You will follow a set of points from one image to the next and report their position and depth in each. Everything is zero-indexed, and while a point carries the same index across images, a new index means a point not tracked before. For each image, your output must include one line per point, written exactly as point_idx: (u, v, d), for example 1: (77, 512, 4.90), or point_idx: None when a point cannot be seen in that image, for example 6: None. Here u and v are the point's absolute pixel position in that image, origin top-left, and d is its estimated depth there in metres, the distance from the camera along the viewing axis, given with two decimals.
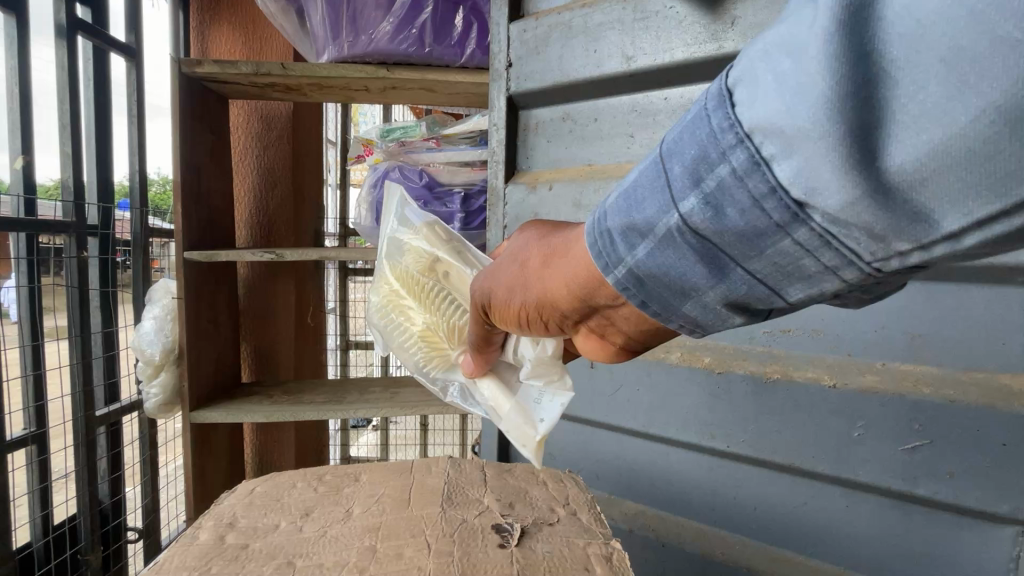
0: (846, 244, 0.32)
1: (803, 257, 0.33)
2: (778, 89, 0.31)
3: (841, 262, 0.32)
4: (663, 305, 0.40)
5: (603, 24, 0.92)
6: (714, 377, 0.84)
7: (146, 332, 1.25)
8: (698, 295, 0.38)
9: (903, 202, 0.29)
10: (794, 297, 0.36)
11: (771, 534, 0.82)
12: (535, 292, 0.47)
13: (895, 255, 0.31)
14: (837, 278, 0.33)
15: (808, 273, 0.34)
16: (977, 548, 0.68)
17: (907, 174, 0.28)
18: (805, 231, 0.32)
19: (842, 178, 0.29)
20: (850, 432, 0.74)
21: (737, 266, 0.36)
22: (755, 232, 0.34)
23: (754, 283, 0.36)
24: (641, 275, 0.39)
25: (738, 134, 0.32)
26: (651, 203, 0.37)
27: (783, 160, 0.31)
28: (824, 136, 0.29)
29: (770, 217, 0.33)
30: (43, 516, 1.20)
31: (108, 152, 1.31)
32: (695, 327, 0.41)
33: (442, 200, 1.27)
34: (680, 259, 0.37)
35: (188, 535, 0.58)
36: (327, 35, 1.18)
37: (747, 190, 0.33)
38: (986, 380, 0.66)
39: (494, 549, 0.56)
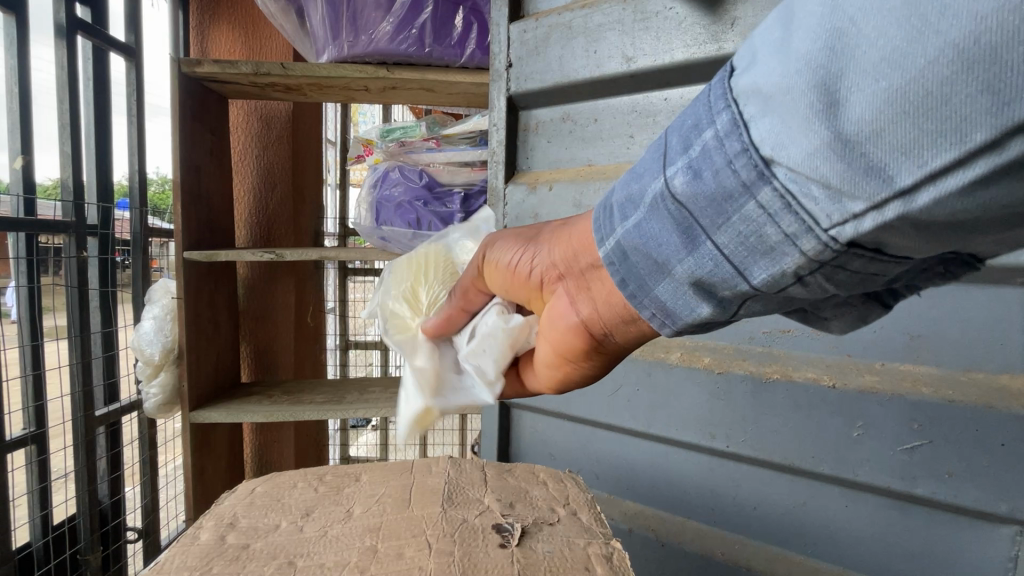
0: (806, 207, 0.33)
1: (766, 223, 0.35)
2: (764, 56, 0.34)
3: (800, 229, 0.34)
4: (639, 284, 0.41)
5: (603, 24, 0.92)
6: (714, 377, 0.84)
7: (146, 332, 1.25)
8: (670, 272, 0.40)
9: (858, 155, 0.30)
10: (759, 278, 0.37)
11: (770, 534, 0.82)
12: (540, 243, 0.49)
13: (851, 219, 0.31)
14: (798, 250, 0.34)
15: (771, 244, 0.35)
16: (975, 548, 0.68)
17: (864, 125, 0.29)
18: (768, 192, 0.34)
19: (804, 131, 0.31)
20: (849, 432, 0.74)
21: (706, 237, 0.37)
22: (724, 193, 0.36)
23: (721, 259, 0.37)
24: (624, 247, 0.41)
25: (727, 99, 0.35)
26: (645, 174, 0.40)
27: (759, 120, 0.34)
28: (792, 90, 0.31)
29: (740, 176, 0.35)
30: (42, 516, 1.20)
31: (107, 152, 1.31)
32: (666, 318, 0.42)
33: (442, 200, 1.25)
34: (661, 229, 0.39)
35: (189, 535, 0.58)
36: (326, 35, 1.18)
37: (724, 152, 0.35)
38: (985, 380, 0.66)
39: (495, 549, 0.56)
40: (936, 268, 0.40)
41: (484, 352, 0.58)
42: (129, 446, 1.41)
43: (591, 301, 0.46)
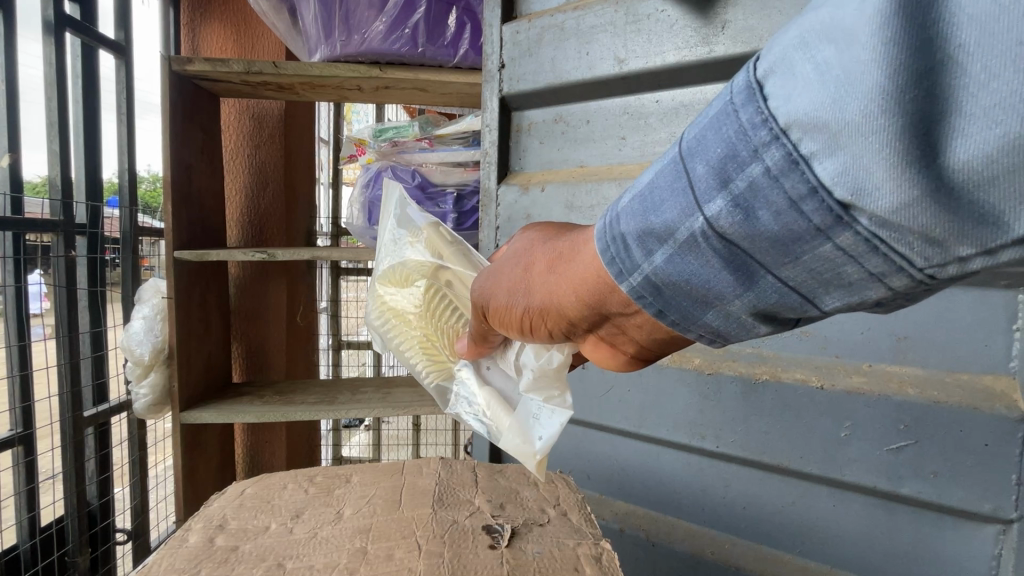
0: (896, 248, 0.31)
1: (846, 263, 0.33)
2: (819, 80, 0.30)
3: (888, 269, 0.32)
4: (682, 314, 0.40)
5: (595, 27, 0.92)
6: (704, 378, 0.85)
7: (135, 332, 1.24)
8: (720, 305, 0.38)
9: (967, 203, 0.28)
10: (830, 305, 0.36)
11: (760, 533, 0.83)
12: (539, 296, 0.47)
13: (954, 262, 0.30)
14: (883, 286, 0.33)
15: (850, 280, 0.34)
16: (958, 547, 0.69)
17: (975, 173, 0.27)
18: (849, 235, 0.32)
19: (897, 177, 0.29)
20: (837, 432, 0.75)
21: (768, 273, 0.36)
22: (790, 236, 0.33)
23: (786, 290, 0.36)
24: (659, 283, 0.39)
25: (773, 130, 0.32)
26: (672, 206, 0.37)
27: (826, 160, 0.31)
28: (878, 134, 0.28)
29: (809, 219, 0.32)
30: (30, 518, 1.18)
31: (96, 149, 1.30)
32: (716, 336, 0.41)
33: (436, 200, 1.26)
34: (705, 266, 0.37)
35: (178, 537, 0.58)
36: (319, 34, 1.17)
37: (783, 192, 0.33)
38: (969, 381, 0.68)
39: (484, 550, 0.56)
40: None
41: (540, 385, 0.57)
42: (119, 447, 1.40)
43: (632, 340, 0.45)
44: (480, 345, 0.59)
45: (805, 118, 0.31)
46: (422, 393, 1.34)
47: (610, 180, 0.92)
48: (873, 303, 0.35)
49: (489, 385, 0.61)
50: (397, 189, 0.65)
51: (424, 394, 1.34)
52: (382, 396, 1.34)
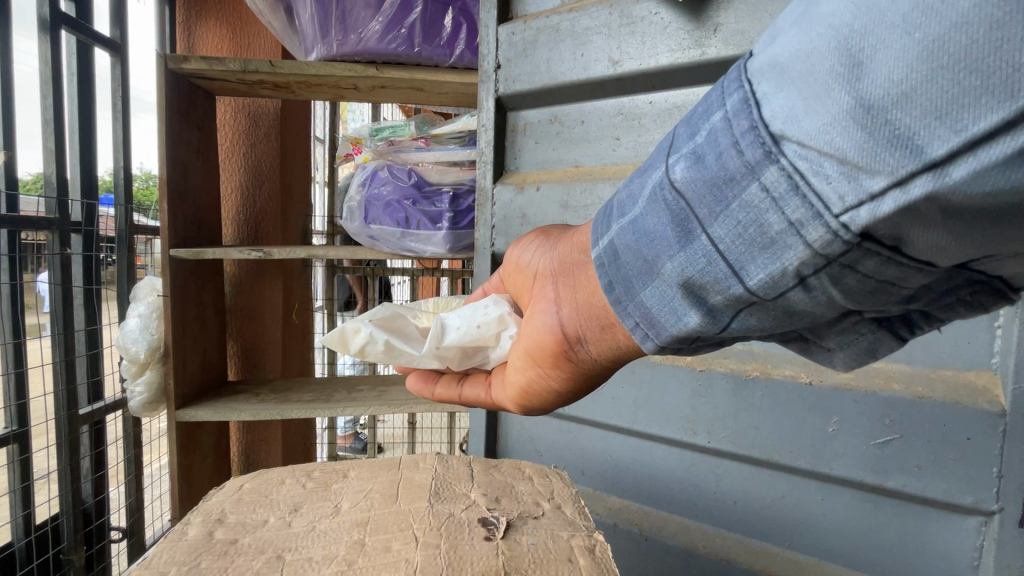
0: (815, 187, 0.33)
1: (770, 209, 0.35)
2: (783, 27, 0.35)
3: (807, 215, 0.34)
4: (626, 287, 0.44)
5: (590, 28, 0.94)
6: (696, 375, 0.86)
7: (130, 330, 1.24)
8: (659, 272, 0.42)
9: (882, 122, 0.30)
10: (754, 278, 0.37)
11: (750, 527, 0.84)
12: (550, 239, 0.56)
13: (867, 201, 0.31)
14: (801, 240, 0.35)
15: (772, 234, 0.36)
16: (942, 538, 0.71)
17: (891, 88, 0.29)
18: (774, 171, 0.34)
19: (822, 100, 0.31)
20: (825, 427, 0.76)
21: (702, 230, 0.38)
22: (726, 176, 0.36)
23: (715, 253, 0.38)
24: (617, 246, 0.44)
25: (738, 78, 0.36)
26: (647, 168, 0.42)
27: (771, 95, 0.34)
28: (812, 59, 0.32)
29: (745, 155, 0.35)
30: (25, 516, 1.19)
31: (92, 147, 1.31)
32: (652, 323, 0.44)
33: (431, 199, 1.25)
34: (655, 224, 0.41)
35: (178, 531, 0.58)
36: (315, 33, 1.18)
37: (730, 133, 0.36)
38: (952, 376, 0.70)
39: (480, 542, 0.57)
40: (964, 294, 0.40)
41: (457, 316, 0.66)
42: (114, 445, 1.40)
43: (570, 299, 0.50)
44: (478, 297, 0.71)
45: (762, 61, 0.35)
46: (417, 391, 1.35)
47: (604, 180, 0.93)
48: (797, 283, 0.37)
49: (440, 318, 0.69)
50: None
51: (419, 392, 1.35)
52: (378, 394, 1.35)
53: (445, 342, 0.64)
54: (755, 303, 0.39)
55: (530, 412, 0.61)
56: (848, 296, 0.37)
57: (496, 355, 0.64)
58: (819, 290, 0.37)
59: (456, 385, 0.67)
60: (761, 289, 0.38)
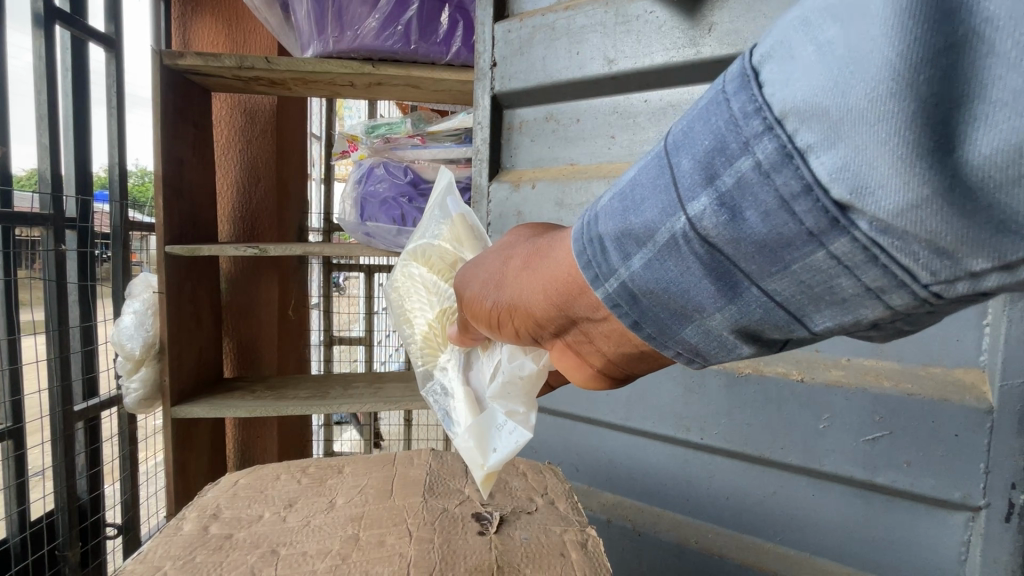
0: (898, 259, 0.29)
1: (840, 275, 0.31)
2: (818, 63, 0.29)
3: (888, 283, 0.30)
4: (659, 328, 0.39)
5: (585, 27, 0.94)
6: (689, 372, 0.87)
7: (125, 326, 1.23)
8: (701, 318, 0.37)
9: (986, 206, 0.26)
10: (820, 325, 0.34)
11: (742, 523, 0.85)
12: (509, 293, 0.48)
13: (964, 277, 0.28)
14: (881, 303, 0.31)
15: (845, 296, 0.32)
16: (931, 534, 0.72)
17: (995, 169, 0.25)
18: (846, 242, 0.30)
19: (903, 173, 0.27)
20: (817, 424, 0.77)
21: (752, 284, 0.34)
22: (780, 240, 0.32)
23: (772, 306, 0.34)
24: (636, 292, 0.38)
25: (767, 121, 0.31)
26: (651, 207, 0.36)
27: (822, 152, 0.29)
28: (884, 122, 0.27)
29: (804, 223, 0.31)
30: (20, 512, 1.18)
31: (86, 143, 1.30)
32: (695, 355, 0.40)
33: (427, 197, 1.26)
34: (685, 273, 0.36)
35: (172, 526, 0.59)
36: (311, 29, 1.17)
37: (776, 191, 0.31)
38: (942, 374, 0.71)
39: (473, 536, 0.58)
40: None
41: (509, 393, 0.57)
42: (110, 442, 1.39)
43: (599, 352, 0.45)
44: (465, 336, 0.61)
45: (797, 107, 0.30)
46: (412, 388, 1.36)
47: (599, 178, 0.94)
48: (868, 325, 0.34)
49: (466, 376, 0.63)
50: (443, 184, 0.67)
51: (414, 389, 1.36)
52: (374, 391, 1.35)
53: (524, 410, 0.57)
54: (809, 337, 0.36)
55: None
56: (917, 326, 0.35)
57: None
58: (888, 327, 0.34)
59: None
60: (827, 333, 0.34)
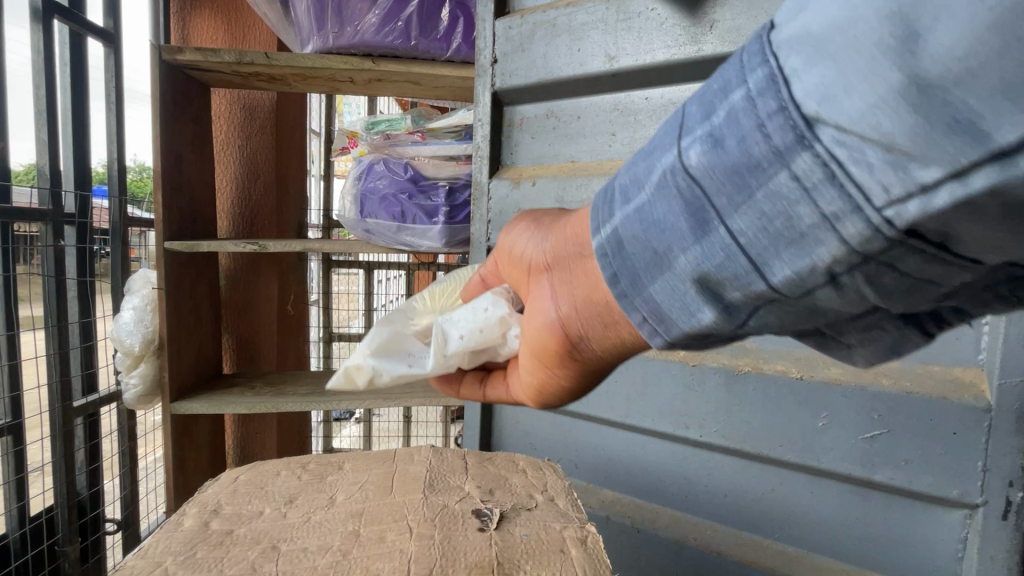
0: (855, 179, 0.30)
1: (800, 200, 0.33)
2: None
3: (843, 208, 0.31)
4: (631, 283, 0.42)
5: (587, 23, 0.94)
6: (688, 369, 0.87)
7: (125, 322, 1.24)
8: (671, 266, 0.39)
9: (943, 105, 0.27)
10: (779, 273, 0.35)
11: (740, 520, 0.86)
12: (536, 229, 0.52)
13: (916, 193, 0.29)
14: (835, 234, 0.32)
15: (803, 228, 0.33)
16: (927, 531, 0.72)
17: (951, 65, 0.26)
18: (808, 159, 0.32)
19: (866, 79, 0.29)
20: (815, 422, 0.77)
21: (721, 221, 0.36)
22: (750, 163, 0.34)
23: (734, 246, 0.36)
24: (620, 236, 0.42)
25: (763, 51, 0.33)
26: (655, 150, 0.39)
27: (803, 72, 0.31)
28: (858, 29, 0.29)
29: (773, 142, 0.32)
30: (19, 508, 1.19)
31: (84, 137, 1.30)
32: (659, 321, 0.42)
33: (427, 193, 1.25)
34: (667, 212, 0.38)
35: (173, 521, 0.59)
36: (311, 25, 1.17)
37: (755, 114, 0.33)
38: (940, 372, 0.71)
39: (474, 532, 0.58)
40: (1000, 291, 0.36)
41: (457, 323, 0.62)
42: (109, 438, 1.40)
43: (571, 294, 0.47)
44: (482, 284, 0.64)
45: (785, 35, 0.32)
46: (412, 385, 1.36)
47: (599, 175, 0.94)
48: (826, 281, 0.34)
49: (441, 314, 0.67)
50: None
51: (413, 386, 1.36)
52: None
53: (447, 351, 0.61)
54: (775, 297, 0.37)
55: (545, 408, 0.58)
56: (883, 297, 0.35)
57: (504, 351, 0.61)
58: (850, 288, 0.34)
59: (478, 386, 0.64)
60: (785, 286, 0.35)
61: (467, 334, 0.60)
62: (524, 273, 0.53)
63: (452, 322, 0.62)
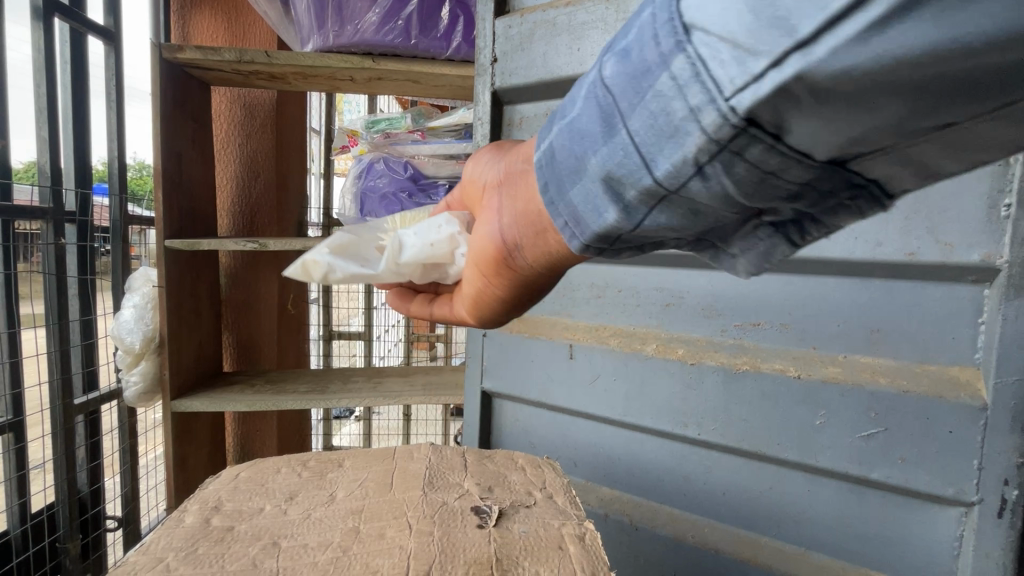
0: (713, 74, 0.33)
1: (674, 98, 0.35)
2: None
3: (703, 102, 0.34)
4: (558, 190, 0.44)
5: (587, 23, 0.94)
6: (687, 367, 0.87)
7: (125, 320, 1.24)
8: (585, 169, 0.42)
9: (771, 5, 0.31)
10: (661, 167, 0.38)
11: (738, 517, 0.86)
12: (495, 156, 0.54)
13: (750, 83, 0.32)
14: (698, 125, 0.35)
15: (676, 123, 0.36)
16: (923, 529, 0.73)
17: None
18: (682, 61, 0.34)
19: None
20: (812, 420, 0.78)
21: (622, 123, 0.39)
22: (643, 69, 0.36)
23: (631, 144, 0.39)
24: (552, 148, 0.44)
25: None
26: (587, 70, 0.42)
27: None
28: None
29: (659, 47, 0.35)
30: (20, 505, 1.19)
31: (85, 135, 1.30)
32: (579, 224, 0.44)
33: (428, 192, 1.26)
34: (586, 120, 0.41)
35: (174, 518, 0.59)
36: (311, 24, 1.17)
37: (651, 26, 0.36)
38: (938, 372, 0.71)
39: (473, 529, 0.59)
40: (844, 198, 0.39)
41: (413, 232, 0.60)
42: (110, 435, 1.40)
43: (512, 203, 0.49)
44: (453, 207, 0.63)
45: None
46: (412, 383, 1.37)
47: None
48: (695, 172, 0.37)
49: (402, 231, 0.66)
50: None
51: (413, 384, 1.37)
52: (373, 385, 1.36)
53: (397, 259, 0.59)
54: (663, 193, 0.39)
55: (484, 323, 0.60)
56: (740, 189, 0.37)
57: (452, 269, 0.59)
58: (714, 180, 0.37)
59: (428, 303, 0.64)
60: (666, 178, 0.38)
61: (418, 243, 0.59)
62: (479, 195, 0.55)
63: (408, 232, 0.60)
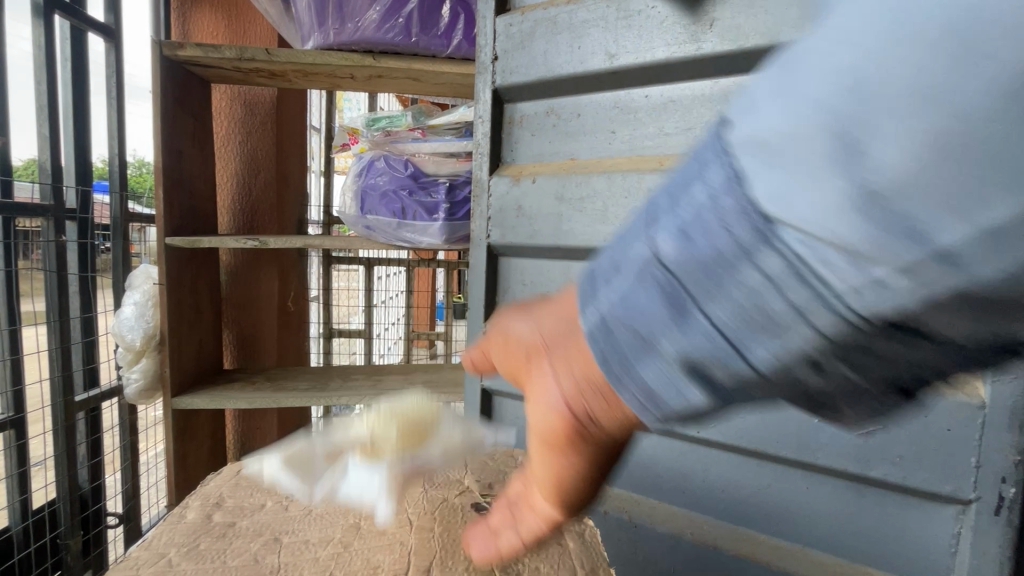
0: (817, 276, 0.29)
1: (768, 293, 0.30)
2: (772, 92, 0.29)
3: (808, 300, 0.29)
4: (622, 364, 0.37)
5: (587, 21, 0.94)
6: None
7: (126, 318, 1.24)
8: (658, 349, 0.35)
9: (886, 213, 0.26)
10: (758, 357, 0.32)
11: (737, 515, 0.87)
12: (522, 319, 0.46)
13: (874, 288, 0.27)
14: (809, 326, 0.30)
15: (775, 319, 0.31)
16: (921, 526, 0.73)
17: (891, 180, 0.25)
18: (773, 258, 0.30)
19: (816, 188, 0.27)
20: (811, 418, 0.78)
21: (698, 309, 0.33)
22: (718, 259, 0.31)
23: (716, 334, 0.33)
24: (607, 323, 0.37)
25: (723, 152, 0.31)
26: (629, 242, 0.36)
27: (757, 176, 0.29)
28: (803, 141, 0.27)
29: (735, 238, 0.31)
30: (22, 501, 1.20)
31: (85, 132, 1.30)
32: (650, 400, 0.37)
33: (428, 190, 1.25)
34: (644, 300, 0.35)
35: (176, 514, 0.60)
36: (312, 21, 1.17)
37: (719, 215, 0.31)
38: None
39: (473, 525, 0.60)
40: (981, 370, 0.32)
41: None
42: (110, 432, 1.41)
43: (570, 373, 0.40)
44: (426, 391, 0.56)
45: (746, 136, 0.30)
46: (413, 381, 1.37)
47: (599, 172, 0.94)
48: (809, 365, 0.32)
49: None
50: None
51: (414, 381, 1.37)
52: (374, 383, 1.37)
53: None
54: (758, 381, 0.34)
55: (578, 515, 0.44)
56: (865, 377, 0.32)
57: None
58: (834, 371, 0.32)
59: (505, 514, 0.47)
60: (766, 369, 0.33)
61: None
62: (520, 362, 0.44)
63: None
